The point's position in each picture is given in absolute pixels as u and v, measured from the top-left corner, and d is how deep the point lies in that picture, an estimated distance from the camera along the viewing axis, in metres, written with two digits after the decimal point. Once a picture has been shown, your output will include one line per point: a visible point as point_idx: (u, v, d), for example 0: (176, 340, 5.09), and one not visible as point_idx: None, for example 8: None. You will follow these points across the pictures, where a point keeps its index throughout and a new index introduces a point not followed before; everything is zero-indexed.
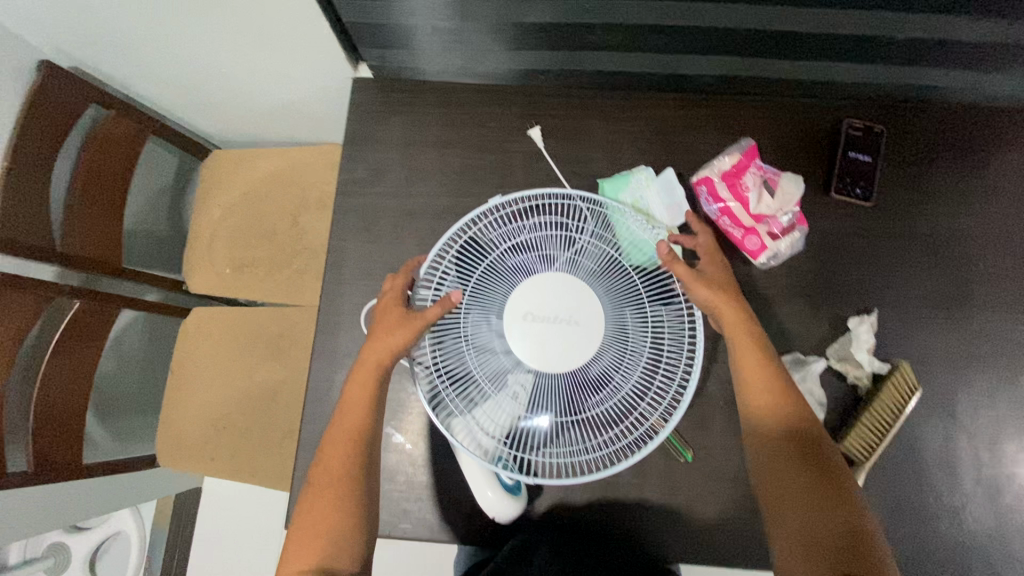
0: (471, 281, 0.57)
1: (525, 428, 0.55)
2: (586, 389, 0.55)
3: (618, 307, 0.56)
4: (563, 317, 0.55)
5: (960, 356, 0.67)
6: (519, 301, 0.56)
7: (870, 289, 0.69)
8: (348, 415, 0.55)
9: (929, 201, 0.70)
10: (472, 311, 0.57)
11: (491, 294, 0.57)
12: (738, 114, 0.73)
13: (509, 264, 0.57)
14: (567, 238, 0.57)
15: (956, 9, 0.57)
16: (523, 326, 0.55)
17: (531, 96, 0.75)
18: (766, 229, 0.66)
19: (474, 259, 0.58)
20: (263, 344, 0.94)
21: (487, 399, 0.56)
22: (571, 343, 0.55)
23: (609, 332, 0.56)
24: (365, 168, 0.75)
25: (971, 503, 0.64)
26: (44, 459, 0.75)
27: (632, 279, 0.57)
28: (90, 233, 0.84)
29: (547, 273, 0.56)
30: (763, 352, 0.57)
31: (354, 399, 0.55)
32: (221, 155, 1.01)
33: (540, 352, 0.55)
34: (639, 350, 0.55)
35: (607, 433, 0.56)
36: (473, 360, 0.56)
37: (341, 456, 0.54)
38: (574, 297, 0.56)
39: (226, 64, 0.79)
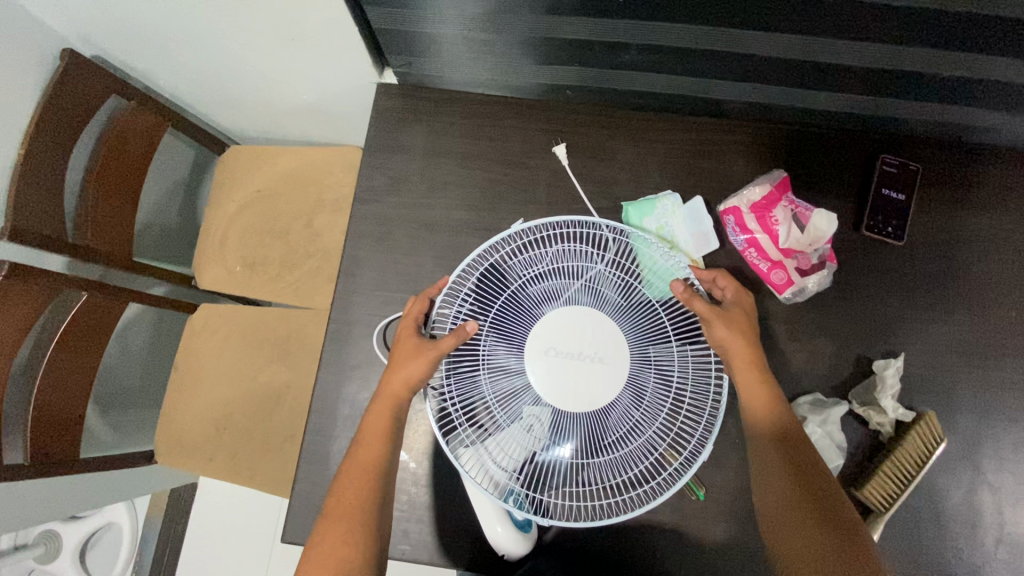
0: (492, 310, 0.56)
1: (541, 464, 0.55)
2: (610, 428, 0.54)
3: (643, 345, 0.55)
4: (587, 354, 0.54)
5: (988, 406, 0.65)
6: (540, 334, 0.54)
7: (896, 331, 0.67)
8: (366, 445, 0.55)
9: (962, 244, 0.68)
10: (491, 338, 0.55)
11: (512, 325, 0.55)
12: (770, 144, 0.71)
13: (531, 293, 0.55)
14: (592, 271, 0.55)
15: (1008, 52, 0.54)
16: (545, 360, 0.54)
17: (558, 112, 0.73)
18: (794, 264, 0.64)
19: (495, 287, 0.56)
20: (269, 346, 0.92)
21: (500, 430, 0.55)
22: (590, 380, 0.53)
23: (634, 370, 0.54)
24: (383, 175, 0.73)
25: (992, 562, 0.62)
26: (42, 453, 0.74)
27: (657, 317, 0.56)
28: (103, 224, 0.82)
29: (571, 307, 0.55)
30: (772, 395, 0.57)
31: (372, 426, 0.56)
32: (239, 152, 1.00)
33: (557, 388, 0.53)
34: (665, 392, 0.54)
35: (625, 474, 0.55)
36: (491, 392, 0.55)
37: (359, 484, 0.53)
38: (597, 332, 0.54)
39: (251, 61, 0.78)
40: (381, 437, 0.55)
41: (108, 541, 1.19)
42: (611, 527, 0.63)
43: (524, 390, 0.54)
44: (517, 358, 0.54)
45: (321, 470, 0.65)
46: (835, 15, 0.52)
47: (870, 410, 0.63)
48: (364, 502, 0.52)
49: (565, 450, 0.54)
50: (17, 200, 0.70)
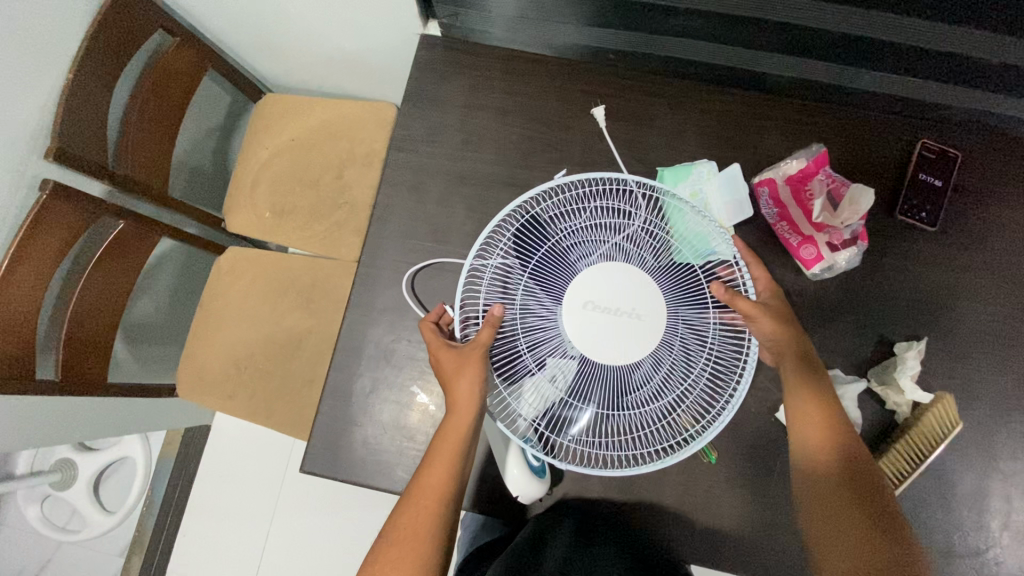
0: (530, 261, 0.56)
1: (564, 410, 0.55)
2: (631, 384, 0.54)
3: (676, 306, 0.55)
4: (623, 309, 0.54)
5: (1007, 396, 0.65)
6: (578, 287, 0.54)
7: (920, 315, 0.67)
8: (434, 470, 0.55)
9: (995, 235, 0.68)
10: (528, 291, 0.55)
11: (550, 277, 0.55)
12: (810, 121, 0.71)
13: (568, 247, 0.55)
14: (634, 228, 0.55)
15: None
16: (580, 312, 0.54)
17: (600, 74, 0.73)
18: (827, 239, 0.64)
19: (535, 237, 0.56)
20: (294, 291, 0.94)
21: (527, 379, 0.55)
22: (625, 335, 0.53)
23: (668, 330, 0.54)
24: (421, 125, 0.74)
25: (997, 547, 0.62)
26: (72, 371, 0.77)
27: (690, 281, 0.56)
28: (142, 157, 0.84)
29: (608, 263, 0.55)
30: (821, 389, 0.57)
31: (443, 448, 0.55)
32: (275, 99, 1.01)
33: (590, 341, 0.53)
34: (692, 353, 0.55)
35: (641, 432, 0.55)
36: (523, 337, 0.55)
37: (429, 501, 0.54)
38: (635, 290, 0.54)
39: (296, 7, 0.79)
40: (452, 459, 0.55)
41: (121, 475, 1.22)
42: (622, 484, 0.65)
43: (553, 338, 0.55)
44: (552, 306, 0.55)
45: (343, 407, 0.67)
46: None
47: (889, 390, 0.63)
48: (434, 516, 0.53)
49: (588, 400, 0.54)
50: (65, 125, 0.72)
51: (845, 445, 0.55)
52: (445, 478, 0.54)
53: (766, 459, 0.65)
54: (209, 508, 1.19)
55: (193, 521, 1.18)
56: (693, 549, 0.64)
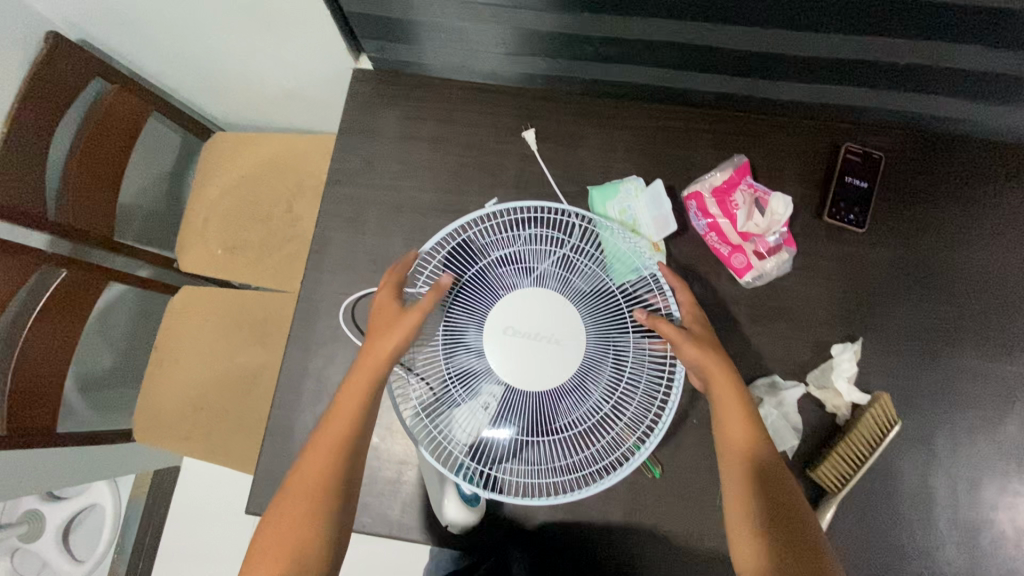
0: (458, 286, 0.56)
1: (495, 441, 0.54)
2: (560, 409, 0.54)
3: (599, 329, 0.55)
4: (546, 336, 0.54)
5: (947, 393, 0.65)
6: (500, 313, 0.55)
7: (855, 317, 0.67)
8: (325, 449, 0.53)
9: (924, 232, 0.69)
10: (456, 318, 0.56)
11: (475, 303, 0.56)
12: (735, 131, 0.72)
13: (497, 274, 0.56)
14: (555, 252, 0.56)
15: (938, 39, 0.55)
16: (504, 339, 0.54)
17: (529, 98, 0.75)
18: (753, 247, 0.65)
19: (461, 265, 0.57)
20: (248, 327, 0.94)
21: (458, 407, 0.55)
22: (546, 361, 0.53)
23: (591, 354, 0.54)
24: (358, 158, 0.74)
25: (945, 545, 0.62)
26: (18, 424, 0.76)
27: (614, 309, 0.56)
28: (87, 205, 0.85)
29: (531, 290, 0.55)
30: (749, 415, 0.55)
31: (335, 432, 0.54)
32: (223, 136, 1.02)
33: (515, 368, 0.53)
34: (617, 372, 0.54)
35: (572, 457, 0.55)
36: (447, 366, 0.55)
37: (318, 482, 0.52)
38: (557, 317, 0.54)
39: (229, 46, 0.80)
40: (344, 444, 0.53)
41: (92, 522, 1.20)
42: (569, 505, 0.64)
43: (476, 367, 0.54)
44: (476, 334, 0.55)
45: (287, 444, 0.67)
46: (791, 8, 0.53)
47: (827, 393, 0.64)
48: (322, 498, 0.51)
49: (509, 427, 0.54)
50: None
51: (774, 471, 0.54)
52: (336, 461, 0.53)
53: (712, 470, 0.65)
54: (182, 550, 1.17)
55: (167, 564, 1.17)
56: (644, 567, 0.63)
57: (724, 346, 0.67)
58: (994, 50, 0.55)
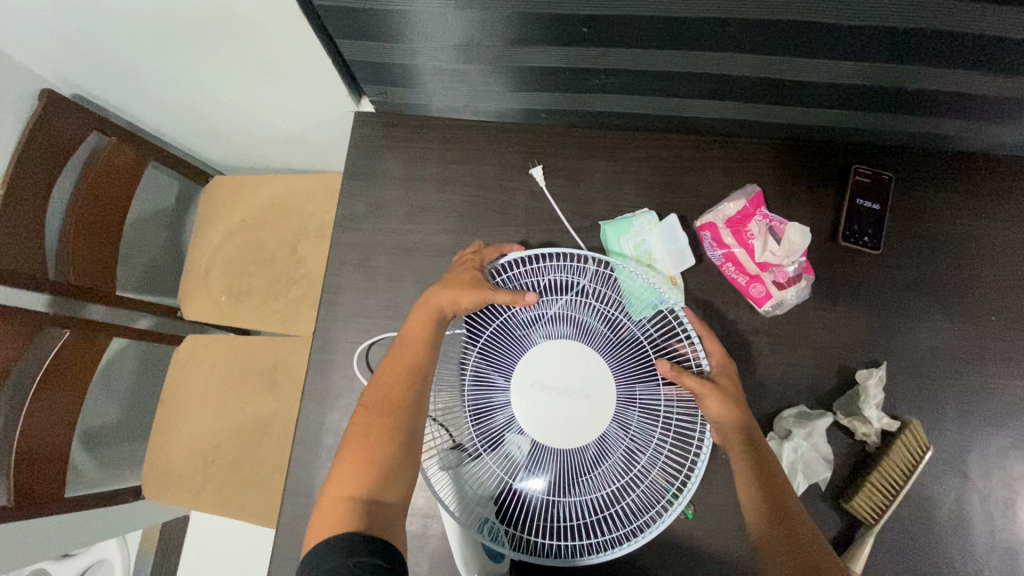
0: (481, 340, 0.55)
1: (527, 499, 0.53)
2: (590, 463, 0.52)
3: (626, 378, 0.54)
4: (574, 390, 0.53)
5: (973, 413, 0.65)
6: (527, 367, 0.53)
7: (877, 341, 0.67)
8: (371, 415, 0.52)
9: (938, 251, 0.69)
10: (479, 373, 0.54)
11: (498, 356, 0.55)
12: (743, 158, 0.72)
13: (520, 327, 0.55)
14: (582, 301, 0.55)
15: (959, 64, 0.54)
16: (531, 394, 0.53)
17: (533, 134, 0.74)
18: (771, 277, 0.64)
19: (486, 316, 0.56)
20: (256, 376, 0.92)
21: (483, 463, 0.54)
22: (574, 416, 0.52)
23: (620, 405, 0.53)
24: (363, 203, 0.73)
25: (986, 571, 0.61)
26: (25, 493, 0.74)
27: (639, 358, 0.55)
28: (88, 261, 0.83)
29: (558, 342, 0.54)
30: (773, 474, 0.52)
31: (378, 401, 0.52)
32: (223, 181, 1.01)
33: (540, 422, 0.52)
34: (647, 421, 0.53)
35: (603, 514, 0.53)
36: (473, 423, 0.54)
37: (368, 445, 0.50)
38: (585, 370, 0.53)
39: (226, 93, 0.79)
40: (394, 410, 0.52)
41: None
42: None
43: (503, 423, 0.53)
44: (503, 388, 0.53)
45: (306, 503, 0.65)
46: (800, 41, 0.53)
47: (855, 421, 0.63)
48: (373, 456, 0.50)
49: (541, 483, 0.52)
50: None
51: (810, 543, 0.48)
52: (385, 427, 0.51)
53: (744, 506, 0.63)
54: None
55: None
56: None
57: (748, 377, 0.66)
58: (1001, 74, 0.55)
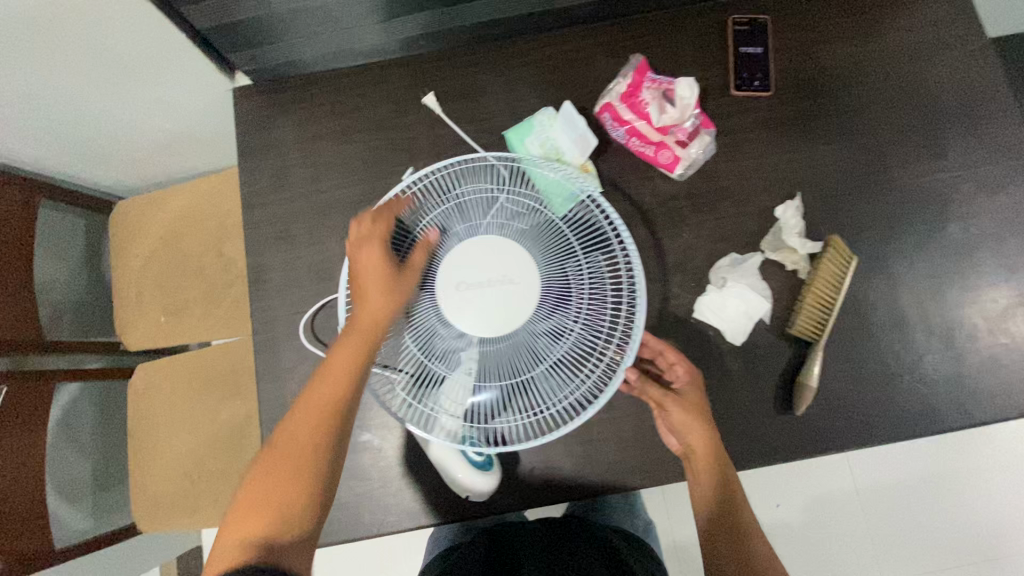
0: (402, 259, 0.56)
1: (486, 396, 0.54)
2: (533, 346, 0.54)
3: (548, 259, 0.55)
4: (498, 279, 0.53)
5: (886, 217, 0.68)
6: (448, 271, 0.54)
7: (787, 176, 0.69)
8: (294, 431, 0.51)
9: (824, 78, 0.71)
10: (407, 289, 0.55)
11: (423, 268, 0.55)
12: (626, 35, 0.72)
13: (435, 237, 0.56)
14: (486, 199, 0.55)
15: None
16: (458, 295, 0.53)
17: (416, 63, 0.73)
18: (674, 139, 0.67)
19: (402, 238, 0.57)
20: (220, 384, 0.91)
21: (440, 379, 0.54)
22: (505, 303, 0.53)
23: (547, 285, 0.54)
24: (265, 176, 0.72)
25: (929, 355, 0.65)
26: (14, 554, 0.73)
27: (557, 233, 0.55)
28: (8, 312, 0.80)
29: (471, 241, 0.54)
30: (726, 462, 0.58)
31: (304, 419, 0.51)
32: (127, 204, 0.97)
33: (476, 319, 0.53)
34: (578, 292, 0.53)
35: (567, 387, 0.54)
36: (416, 342, 0.54)
37: (283, 466, 0.49)
38: (506, 259, 0.54)
39: (92, 101, 0.75)
40: (317, 428, 0.51)
41: None
42: (581, 438, 0.65)
43: (441, 333, 0.54)
44: (433, 302, 0.54)
45: None
46: None
47: (783, 252, 0.66)
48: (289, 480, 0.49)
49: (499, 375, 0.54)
50: None
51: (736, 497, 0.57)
52: (305, 440, 0.50)
53: (703, 360, 0.66)
54: None
55: None
56: (668, 473, 0.64)
57: (677, 242, 0.68)
58: None
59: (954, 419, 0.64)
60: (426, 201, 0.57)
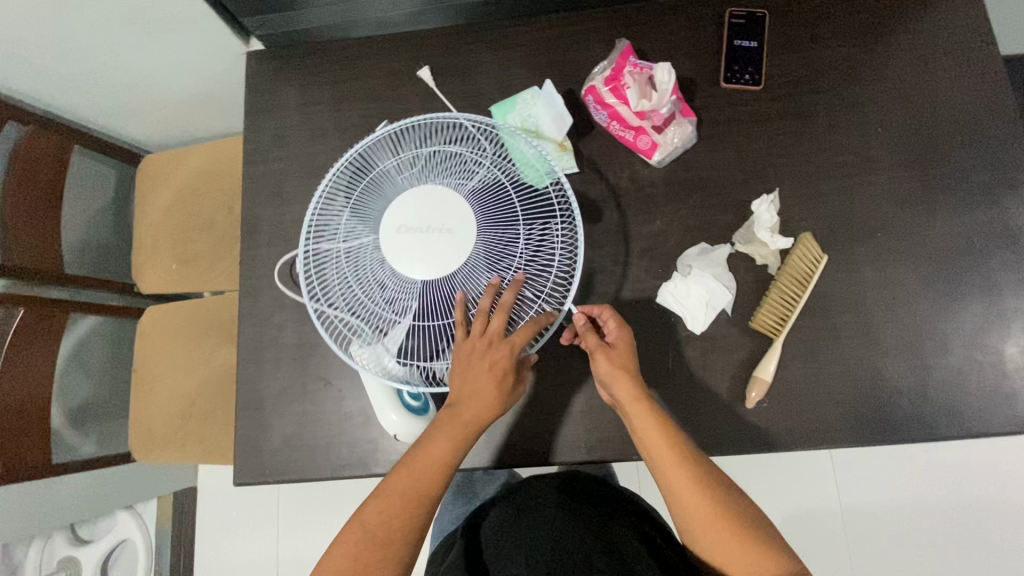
0: (355, 199, 0.57)
1: (418, 338, 0.56)
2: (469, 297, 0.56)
3: (493, 215, 0.56)
4: (438, 227, 0.54)
5: (868, 220, 0.67)
6: (394, 214, 0.55)
7: (768, 171, 0.69)
8: (407, 473, 0.57)
9: (819, 76, 0.70)
10: (357, 230, 0.56)
11: (371, 210, 0.56)
12: (620, 23, 0.73)
13: (392, 184, 0.57)
14: (443, 151, 0.56)
15: None
16: (400, 236, 0.55)
17: (416, 39, 0.76)
18: (651, 124, 0.67)
19: (359, 176, 0.58)
20: (218, 332, 0.97)
21: (378, 319, 0.56)
22: (442, 249, 0.54)
23: (489, 243, 0.55)
24: (266, 135, 0.76)
25: (895, 363, 0.64)
26: (14, 459, 0.82)
27: (509, 198, 0.56)
28: (32, 244, 0.87)
29: (422, 188, 0.55)
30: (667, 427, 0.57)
31: (417, 460, 0.57)
32: (153, 157, 1.04)
33: (413, 261, 0.54)
34: (519, 253, 0.55)
35: None
36: (358, 282, 0.56)
37: (399, 503, 0.56)
38: (450, 210, 0.55)
39: (123, 57, 0.82)
40: (432, 470, 0.57)
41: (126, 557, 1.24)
42: (532, 409, 0.67)
43: (378, 273, 0.55)
44: (375, 242, 0.56)
45: (257, 415, 0.69)
46: None
47: (753, 246, 0.66)
48: (407, 521, 0.56)
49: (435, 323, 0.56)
50: None
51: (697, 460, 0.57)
52: (415, 480, 0.56)
53: (662, 345, 0.66)
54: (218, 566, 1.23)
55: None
56: (614, 451, 0.65)
57: (649, 227, 0.69)
58: None
59: (915, 430, 0.63)
60: (389, 146, 0.59)
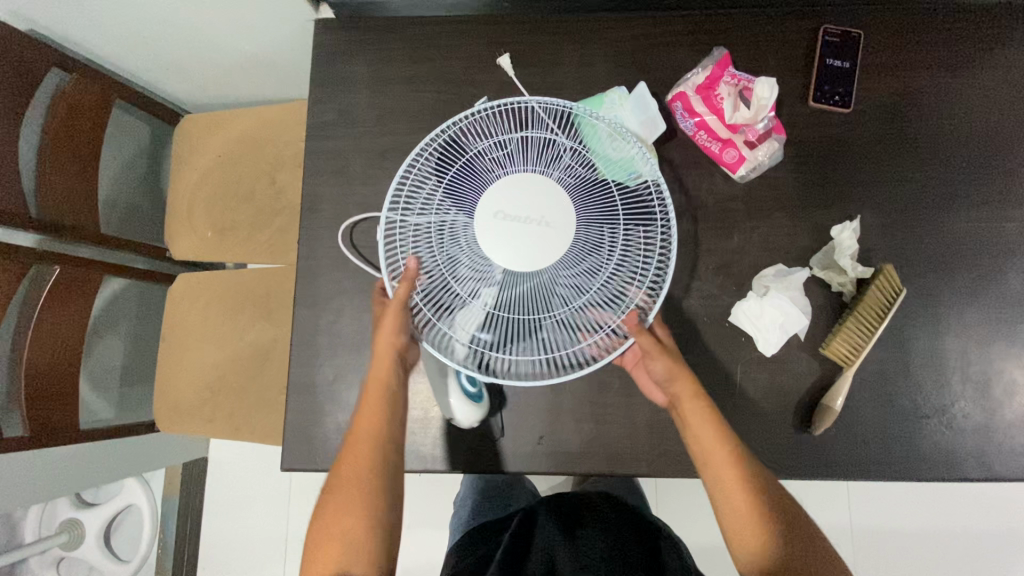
0: (447, 176, 0.55)
1: (495, 330, 0.54)
2: (549, 290, 0.53)
3: (586, 213, 0.54)
4: (535, 219, 0.52)
5: (946, 258, 0.66)
6: (490, 199, 0.53)
7: (850, 196, 0.68)
8: (350, 463, 0.55)
9: (910, 104, 0.69)
10: (446, 207, 0.54)
11: (463, 189, 0.54)
12: (711, 28, 0.71)
13: (485, 165, 0.54)
14: (541, 140, 0.54)
15: None
16: (493, 222, 0.52)
17: (497, 24, 0.73)
18: (743, 138, 0.66)
19: (451, 154, 0.56)
20: (252, 304, 0.94)
21: (457, 303, 0.54)
22: (536, 242, 0.52)
23: (579, 242, 0.53)
24: (333, 110, 0.73)
25: (961, 401, 0.64)
26: (40, 424, 0.78)
27: (605, 197, 0.54)
28: (70, 199, 0.83)
29: (522, 174, 0.53)
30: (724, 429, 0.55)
31: (354, 445, 0.56)
32: (193, 116, 1.00)
33: (503, 249, 0.52)
34: (608, 254, 0.53)
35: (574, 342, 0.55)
36: (440, 261, 0.54)
37: (352, 490, 0.54)
38: (544, 199, 0.53)
39: (182, 11, 0.77)
40: (362, 457, 0.55)
41: (130, 522, 1.21)
42: (594, 415, 0.66)
43: (464, 258, 0.54)
44: (465, 223, 0.54)
45: (308, 400, 0.67)
46: None
47: (831, 272, 0.65)
48: (354, 507, 0.53)
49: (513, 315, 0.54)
50: None
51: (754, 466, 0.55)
52: (361, 470, 0.54)
53: (731, 363, 0.65)
54: (225, 537, 1.21)
55: (213, 548, 1.21)
56: (673, 465, 0.65)
57: (726, 242, 0.67)
58: None
59: (973, 469, 0.63)
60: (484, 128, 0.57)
